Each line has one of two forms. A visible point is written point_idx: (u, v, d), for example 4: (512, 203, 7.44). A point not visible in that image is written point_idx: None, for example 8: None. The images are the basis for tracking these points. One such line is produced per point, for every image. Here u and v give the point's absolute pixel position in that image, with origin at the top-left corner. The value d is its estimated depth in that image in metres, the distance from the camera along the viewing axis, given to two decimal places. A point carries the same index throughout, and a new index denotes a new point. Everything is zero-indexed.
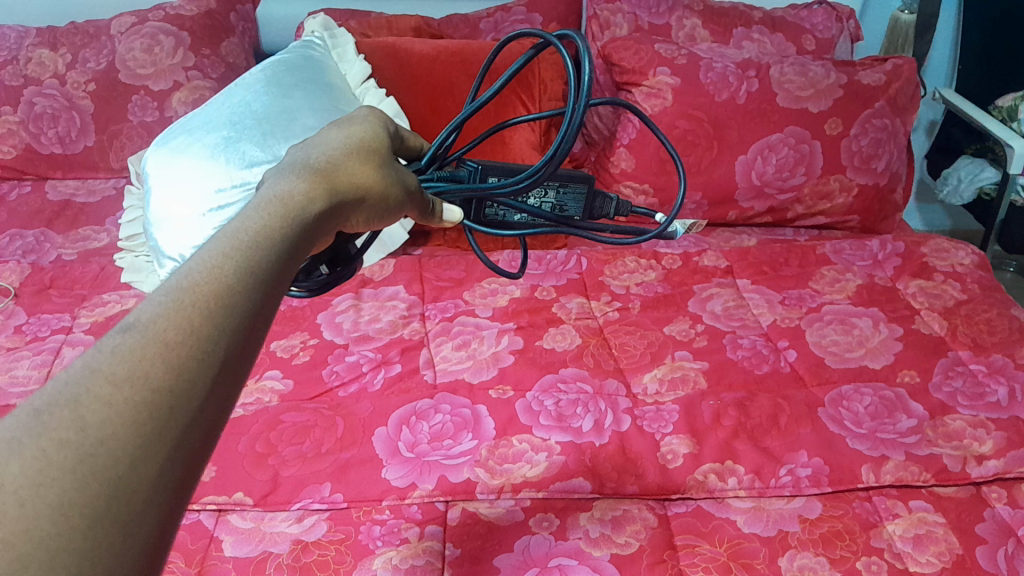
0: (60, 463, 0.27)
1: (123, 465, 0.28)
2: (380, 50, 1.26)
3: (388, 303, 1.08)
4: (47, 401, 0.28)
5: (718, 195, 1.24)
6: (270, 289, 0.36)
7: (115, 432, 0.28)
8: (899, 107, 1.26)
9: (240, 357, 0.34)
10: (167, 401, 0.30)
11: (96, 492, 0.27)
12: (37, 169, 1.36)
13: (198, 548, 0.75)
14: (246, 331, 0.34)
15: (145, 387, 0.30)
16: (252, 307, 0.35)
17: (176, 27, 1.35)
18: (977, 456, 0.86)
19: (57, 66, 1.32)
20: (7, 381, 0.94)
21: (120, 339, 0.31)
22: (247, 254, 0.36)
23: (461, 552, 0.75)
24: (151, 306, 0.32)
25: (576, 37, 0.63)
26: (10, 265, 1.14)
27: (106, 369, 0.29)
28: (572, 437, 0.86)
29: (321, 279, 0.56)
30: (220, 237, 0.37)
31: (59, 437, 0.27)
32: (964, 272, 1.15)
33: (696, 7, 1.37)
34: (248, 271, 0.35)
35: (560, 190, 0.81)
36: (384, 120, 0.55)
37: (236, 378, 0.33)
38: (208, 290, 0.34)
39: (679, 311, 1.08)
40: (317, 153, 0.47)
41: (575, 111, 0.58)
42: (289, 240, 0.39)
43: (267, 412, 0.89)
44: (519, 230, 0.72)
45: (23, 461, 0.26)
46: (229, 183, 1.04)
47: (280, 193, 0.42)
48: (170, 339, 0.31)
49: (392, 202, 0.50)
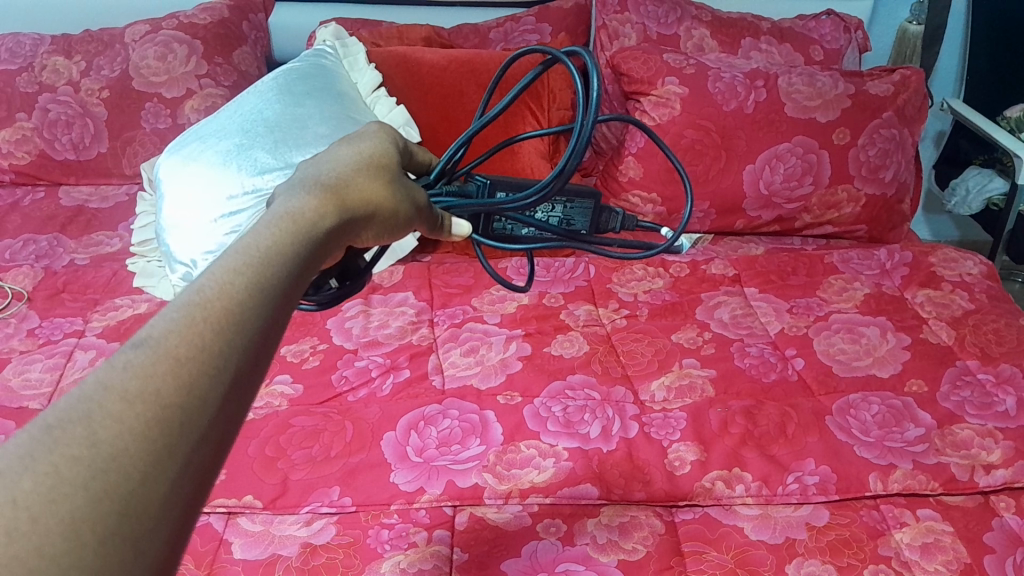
0: (73, 479, 0.26)
1: (134, 482, 0.28)
2: (391, 59, 1.27)
3: (398, 309, 1.08)
4: (60, 417, 0.28)
5: (725, 204, 1.25)
6: (280, 305, 0.37)
7: (126, 447, 0.28)
8: (908, 118, 1.26)
9: (250, 374, 0.34)
10: (178, 417, 0.30)
11: (108, 508, 0.27)
12: (50, 175, 1.37)
13: (207, 550, 0.76)
14: (255, 346, 0.35)
15: (156, 403, 0.30)
16: (262, 322, 0.35)
17: (189, 35, 1.37)
18: (984, 465, 0.86)
19: (71, 74, 1.35)
20: (19, 384, 0.95)
21: (132, 355, 0.31)
22: (258, 271, 0.37)
23: (469, 556, 0.75)
24: (162, 323, 0.33)
25: (585, 53, 0.63)
26: (23, 269, 1.16)
27: (119, 386, 0.30)
28: (580, 443, 0.87)
29: (330, 293, 0.56)
30: (231, 253, 0.37)
31: (71, 452, 0.27)
32: (972, 282, 1.15)
33: (704, 17, 1.38)
34: (258, 289, 0.36)
35: (567, 205, 0.81)
36: (393, 135, 0.56)
37: (245, 393, 0.34)
38: (219, 308, 0.34)
39: (687, 319, 1.08)
40: (327, 169, 0.48)
41: (583, 125, 0.58)
42: (299, 257, 0.40)
43: (277, 416, 0.90)
44: (527, 243, 0.72)
45: (35, 477, 0.26)
46: (241, 190, 1.05)
47: (291, 209, 0.42)
48: (180, 356, 0.32)
49: (401, 219, 0.50)
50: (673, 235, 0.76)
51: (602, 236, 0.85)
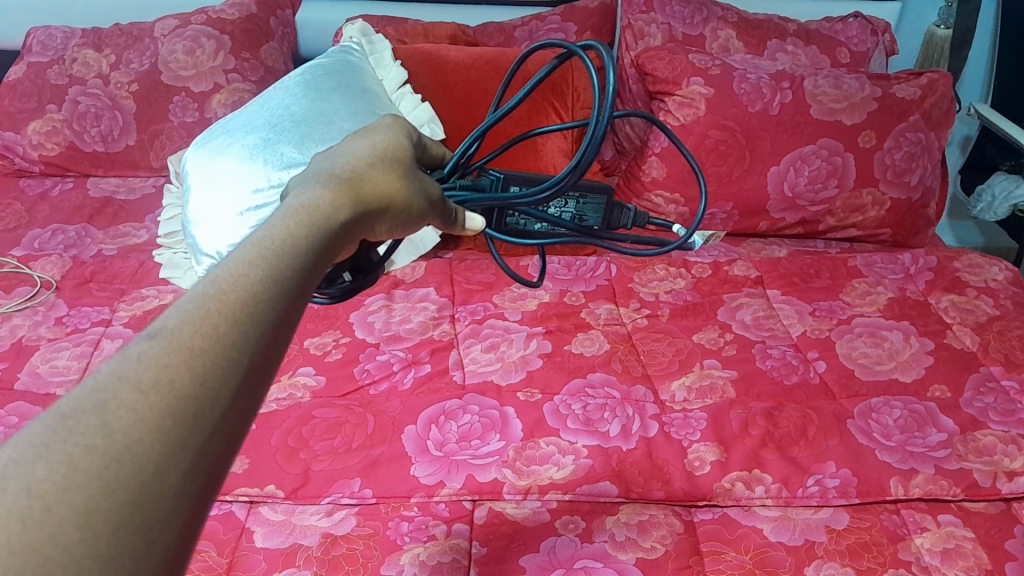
0: (85, 469, 0.27)
1: (148, 473, 0.28)
2: (416, 57, 1.28)
3: (420, 305, 1.09)
4: (73, 406, 0.28)
5: (749, 206, 1.24)
6: (294, 297, 0.37)
7: (140, 438, 0.28)
8: (934, 122, 1.25)
9: (264, 364, 0.34)
10: (192, 408, 0.30)
11: (121, 498, 0.27)
12: (79, 167, 1.38)
13: (229, 538, 0.77)
14: (270, 336, 0.35)
15: (169, 394, 0.30)
16: (277, 314, 0.35)
17: (218, 30, 1.39)
18: (1007, 471, 0.85)
19: (101, 66, 1.37)
20: (47, 371, 0.97)
21: (146, 345, 0.31)
22: (273, 262, 0.37)
23: (487, 551, 0.76)
24: (177, 313, 0.33)
25: (601, 48, 0.63)
26: (52, 259, 1.17)
27: (133, 376, 0.30)
28: (599, 441, 0.87)
29: (343, 286, 0.57)
30: (247, 245, 0.37)
31: (85, 442, 0.27)
32: (998, 288, 1.14)
33: (730, 18, 1.37)
34: (273, 280, 0.36)
35: (579, 200, 0.81)
36: (407, 128, 0.56)
37: (259, 381, 0.33)
38: (233, 297, 0.34)
39: (709, 319, 1.08)
40: (342, 163, 0.48)
41: (599, 119, 0.58)
42: (314, 248, 0.40)
43: (299, 407, 0.91)
44: (540, 239, 0.72)
45: (48, 466, 0.26)
46: (267, 184, 1.06)
47: (306, 202, 0.42)
48: (195, 346, 0.32)
49: (416, 211, 0.51)
50: (686, 230, 0.76)
51: (614, 232, 0.85)
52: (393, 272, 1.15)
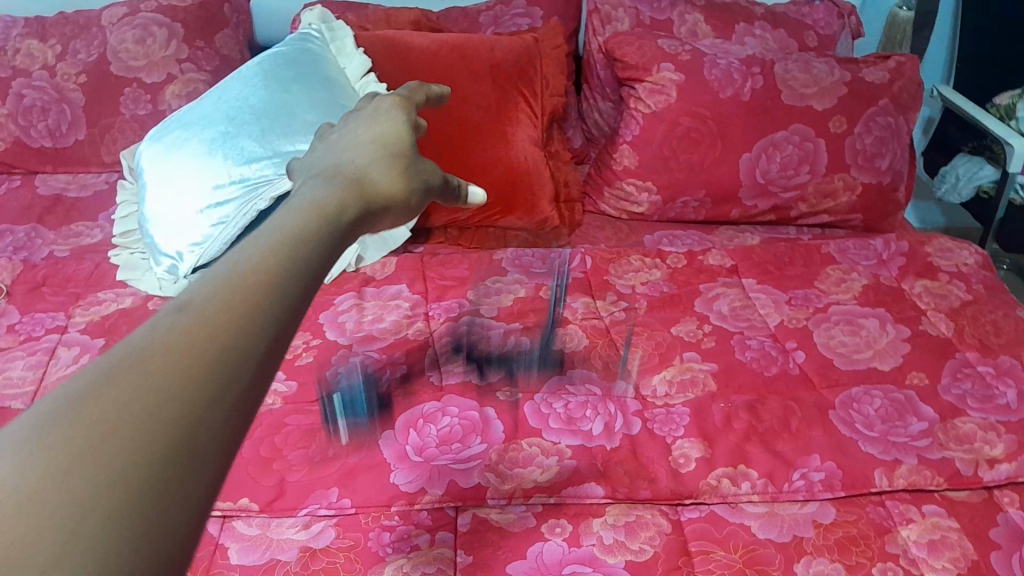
0: (56, 470, 0.27)
1: (119, 472, 0.27)
2: (379, 44, 1.21)
3: (392, 303, 1.06)
4: (52, 409, 0.28)
5: (722, 193, 1.23)
6: (290, 283, 0.35)
7: (113, 437, 0.28)
8: (903, 106, 1.25)
9: (255, 358, 0.32)
10: (167, 406, 0.29)
11: (91, 495, 0.26)
12: (26, 163, 1.31)
13: (202, 556, 0.74)
14: (260, 327, 0.33)
15: (144, 392, 0.29)
16: (267, 307, 0.34)
17: (169, 17, 1.33)
18: (988, 459, 0.85)
19: (46, 57, 1.30)
20: (1, 383, 0.92)
21: (130, 350, 0.31)
22: (266, 254, 0.35)
23: (473, 559, 0.74)
24: (163, 317, 0.32)
25: None
26: (0, 261, 1.11)
27: (112, 379, 0.30)
28: (582, 441, 0.85)
29: None
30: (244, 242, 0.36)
31: (59, 441, 0.27)
32: (969, 272, 1.14)
33: (699, 2, 1.35)
34: (256, 280, 0.34)
35: None
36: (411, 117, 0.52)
37: (245, 377, 0.32)
38: (223, 294, 0.33)
39: (686, 311, 1.06)
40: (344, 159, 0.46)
41: None
42: (318, 236, 0.38)
43: (271, 415, 0.88)
44: None
45: (20, 469, 0.26)
46: (227, 180, 1.02)
47: (310, 198, 0.41)
48: (175, 346, 0.31)
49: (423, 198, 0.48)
50: None
51: None
52: (363, 268, 1.13)
